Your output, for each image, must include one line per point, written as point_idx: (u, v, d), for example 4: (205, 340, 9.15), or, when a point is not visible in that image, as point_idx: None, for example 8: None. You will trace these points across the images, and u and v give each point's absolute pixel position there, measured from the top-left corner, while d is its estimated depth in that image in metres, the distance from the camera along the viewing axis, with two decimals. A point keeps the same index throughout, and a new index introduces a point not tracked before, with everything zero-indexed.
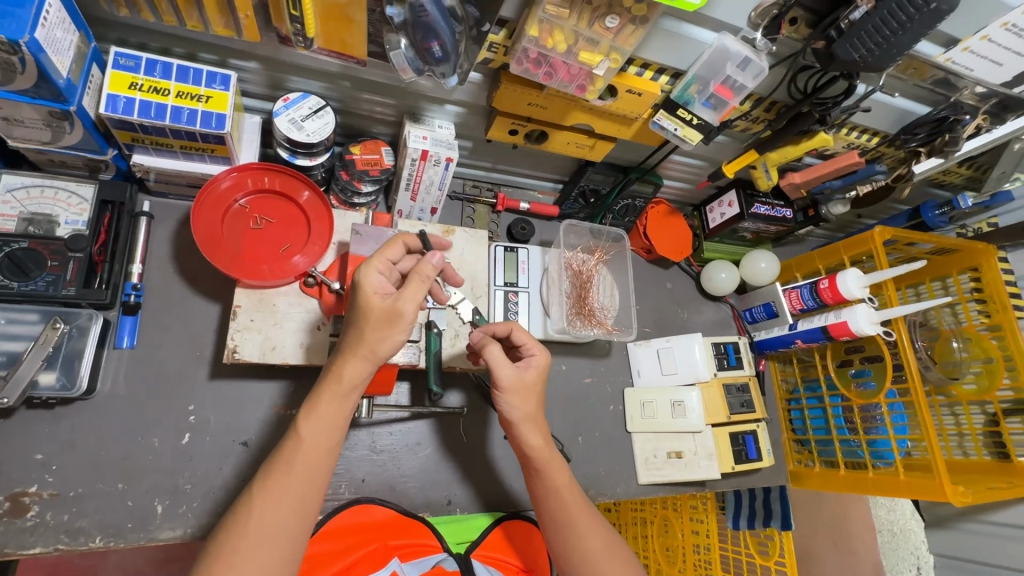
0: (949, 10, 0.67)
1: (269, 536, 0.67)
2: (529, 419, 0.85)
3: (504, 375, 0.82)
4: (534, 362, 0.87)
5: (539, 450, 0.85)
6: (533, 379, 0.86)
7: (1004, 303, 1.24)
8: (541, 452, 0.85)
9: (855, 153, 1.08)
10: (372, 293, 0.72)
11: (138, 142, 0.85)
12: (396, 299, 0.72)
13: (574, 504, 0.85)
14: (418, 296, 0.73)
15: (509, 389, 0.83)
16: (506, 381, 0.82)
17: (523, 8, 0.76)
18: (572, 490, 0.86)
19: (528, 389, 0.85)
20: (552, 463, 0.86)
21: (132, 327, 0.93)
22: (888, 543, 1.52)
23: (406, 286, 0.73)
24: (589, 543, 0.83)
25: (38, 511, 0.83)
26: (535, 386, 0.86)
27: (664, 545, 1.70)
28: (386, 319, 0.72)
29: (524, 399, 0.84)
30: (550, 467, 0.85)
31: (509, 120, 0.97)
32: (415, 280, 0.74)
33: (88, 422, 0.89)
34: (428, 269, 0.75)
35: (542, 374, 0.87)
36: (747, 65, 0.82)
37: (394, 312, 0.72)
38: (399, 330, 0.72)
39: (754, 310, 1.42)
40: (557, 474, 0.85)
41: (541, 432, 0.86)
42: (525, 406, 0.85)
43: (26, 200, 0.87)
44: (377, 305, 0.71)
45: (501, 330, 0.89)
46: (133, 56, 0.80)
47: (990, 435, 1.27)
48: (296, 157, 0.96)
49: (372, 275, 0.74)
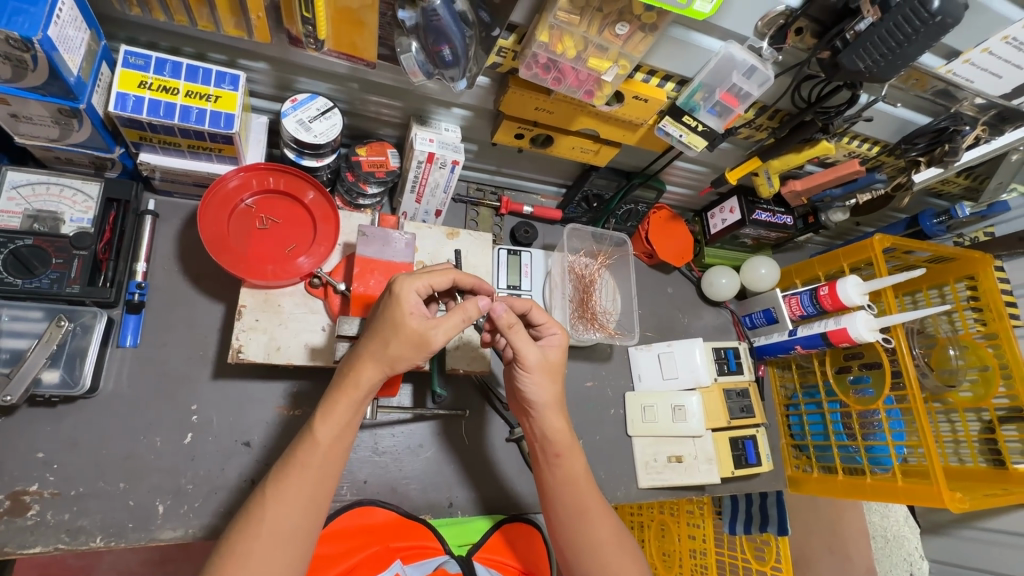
0: (954, 23, 0.68)
1: (282, 538, 0.67)
2: (552, 400, 0.86)
3: (529, 355, 0.83)
4: (555, 341, 0.88)
5: (559, 430, 0.86)
6: (555, 359, 0.87)
7: (1000, 312, 1.25)
8: (563, 433, 0.86)
9: (856, 161, 1.09)
10: (408, 313, 0.72)
11: (146, 140, 0.85)
12: (431, 326, 0.73)
13: (589, 493, 0.86)
14: (452, 330, 0.74)
15: (535, 368, 0.84)
16: (533, 360, 0.83)
17: (534, 14, 0.77)
18: (587, 480, 0.87)
19: (552, 368, 0.86)
20: (570, 449, 0.86)
21: (135, 326, 0.93)
22: (881, 549, 1.54)
23: (445, 318, 0.74)
24: (600, 532, 0.83)
25: (39, 511, 0.83)
26: (558, 364, 0.87)
27: (661, 549, 1.72)
28: (415, 342, 0.72)
29: (549, 378, 0.85)
30: (568, 450, 0.86)
31: (515, 124, 0.98)
32: (453, 314, 0.75)
33: (90, 421, 0.88)
34: (473, 309, 0.76)
35: (563, 353, 0.89)
36: (753, 74, 0.83)
37: (425, 339, 0.72)
38: (423, 356, 0.73)
39: (754, 315, 1.43)
40: (574, 461, 0.86)
41: (562, 410, 0.87)
42: (547, 385, 0.85)
43: (32, 196, 0.87)
44: (411, 327, 0.72)
45: (520, 307, 0.87)
46: (143, 55, 0.80)
47: (985, 442, 1.29)
48: (302, 157, 0.96)
49: (412, 294, 0.73)
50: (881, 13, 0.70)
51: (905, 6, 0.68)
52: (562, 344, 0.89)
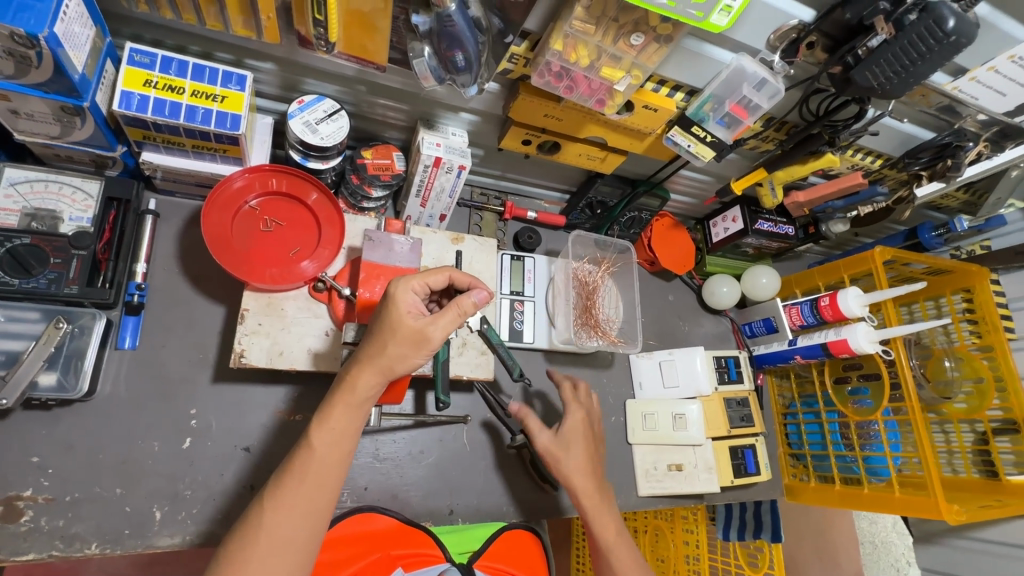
0: (969, 42, 0.68)
1: (280, 547, 0.65)
2: (582, 472, 0.95)
3: (541, 437, 0.97)
4: (569, 419, 1.00)
5: (592, 499, 0.92)
6: (573, 429, 0.99)
7: (995, 324, 1.27)
8: (597, 506, 0.92)
9: (859, 174, 1.10)
10: (405, 312, 0.72)
11: (149, 139, 0.83)
12: (428, 323, 0.72)
13: (619, 552, 0.89)
14: (450, 325, 0.74)
15: (550, 449, 0.96)
16: (545, 442, 0.96)
17: (548, 21, 0.76)
18: (615, 537, 0.91)
19: (569, 442, 0.97)
20: (602, 515, 0.92)
21: (134, 327, 0.91)
22: (870, 555, 1.61)
23: (442, 313, 0.74)
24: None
25: (32, 516, 0.81)
26: (577, 435, 0.98)
27: (656, 555, 1.68)
28: (413, 339, 0.72)
29: (568, 451, 0.96)
30: (601, 516, 0.92)
31: (524, 130, 0.98)
32: (449, 310, 0.75)
33: (86, 425, 0.86)
34: (468, 304, 0.76)
35: (581, 422, 1.00)
36: (764, 86, 0.83)
37: (424, 335, 0.72)
38: (423, 353, 0.73)
39: (753, 324, 1.44)
40: (606, 527, 0.91)
41: (595, 485, 0.94)
42: (573, 459, 0.95)
43: (30, 194, 0.85)
44: (409, 325, 0.72)
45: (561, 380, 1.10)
46: (149, 53, 0.78)
47: (979, 453, 1.30)
48: (308, 159, 0.95)
49: (408, 294, 0.74)
50: (895, 31, 0.70)
51: (919, 24, 0.68)
52: (580, 417, 1.01)
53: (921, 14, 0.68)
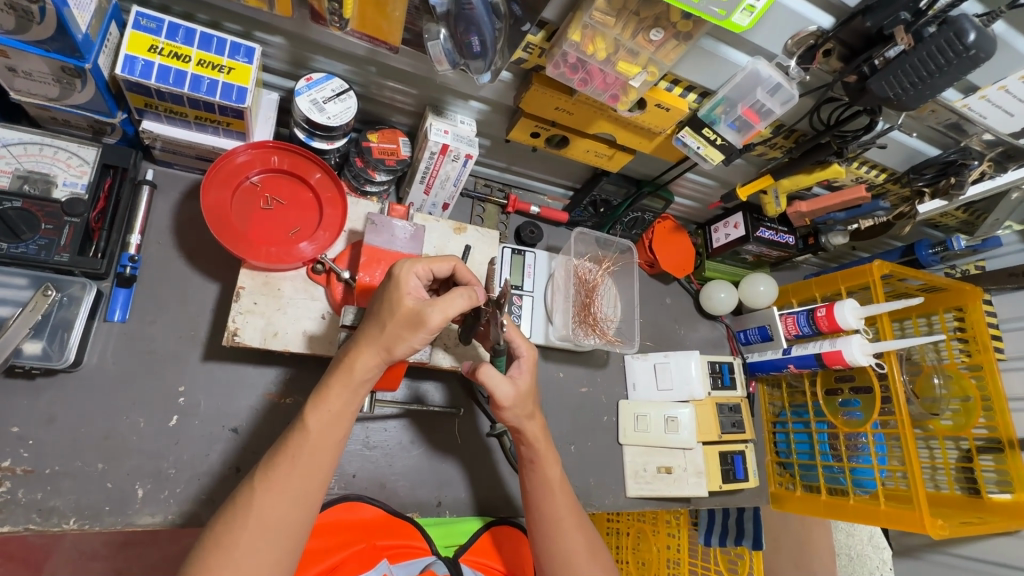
0: (986, 58, 0.69)
1: (271, 529, 0.64)
2: (533, 419, 0.89)
3: (503, 393, 0.83)
4: (524, 365, 0.88)
5: (535, 446, 0.89)
6: (526, 385, 0.87)
7: (986, 344, 1.28)
8: (546, 453, 0.89)
9: (863, 187, 1.10)
10: (406, 294, 0.72)
11: (151, 108, 0.81)
12: (426, 305, 0.70)
13: (562, 500, 0.89)
14: (450, 309, 0.71)
15: (512, 403, 0.85)
16: (508, 399, 0.84)
17: (566, 11, 0.75)
18: (561, 485, 0.90)
19: (524, 395, 0.86)
20: (547, 456, 0.90)
21: (125, 300, 0.89)
22: (845, 567, 1.60)
23: (442, 296, 0.72)
24: (569, 542, 0.86)
25: (9, 488, 0.79)
26: (531, 398, 0.88)
27: (636, 557, 1.68)
28: (411, 322, 0.70)
29: (524, 413, 0.87)
30: (544, 459, 0.89)
31: (534, 122, 0.96)
32: (451, 295, 0.72)
33: (71, 397, 0.84)
34: (472, 291, 0.74)
35: (534, 376, 0.89)
36: (778, 91, 0.82)
37: (421, 317, 0.70)
38: (420, 336, 0.70)
39: (748, 332, 1.45)
40: (548, 469, 0.89)
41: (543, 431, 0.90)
42: (524, 413, 0.87)
43: (22, 156, 0.82)
44: (408, 306, 0.70)
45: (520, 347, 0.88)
46: (155, 18, 0.76)
47: (963, 470, 1.31)
48: (313, 139, 0.93)
49: (411, 277, 0.74)
50: (914, 42, 0.71)
51: (939, 37, 0.69)
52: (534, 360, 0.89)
53: (940, 27, 0.70)
